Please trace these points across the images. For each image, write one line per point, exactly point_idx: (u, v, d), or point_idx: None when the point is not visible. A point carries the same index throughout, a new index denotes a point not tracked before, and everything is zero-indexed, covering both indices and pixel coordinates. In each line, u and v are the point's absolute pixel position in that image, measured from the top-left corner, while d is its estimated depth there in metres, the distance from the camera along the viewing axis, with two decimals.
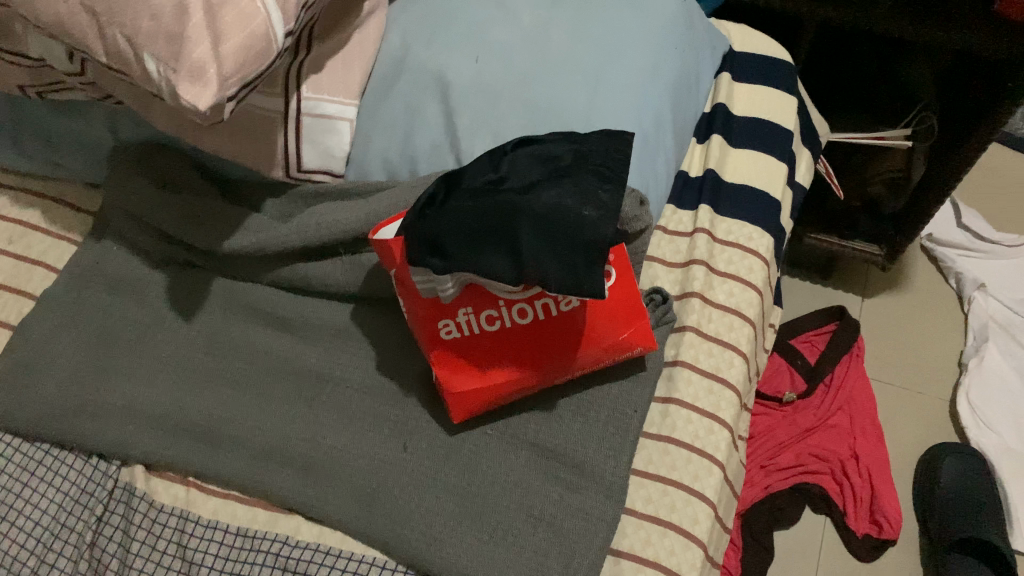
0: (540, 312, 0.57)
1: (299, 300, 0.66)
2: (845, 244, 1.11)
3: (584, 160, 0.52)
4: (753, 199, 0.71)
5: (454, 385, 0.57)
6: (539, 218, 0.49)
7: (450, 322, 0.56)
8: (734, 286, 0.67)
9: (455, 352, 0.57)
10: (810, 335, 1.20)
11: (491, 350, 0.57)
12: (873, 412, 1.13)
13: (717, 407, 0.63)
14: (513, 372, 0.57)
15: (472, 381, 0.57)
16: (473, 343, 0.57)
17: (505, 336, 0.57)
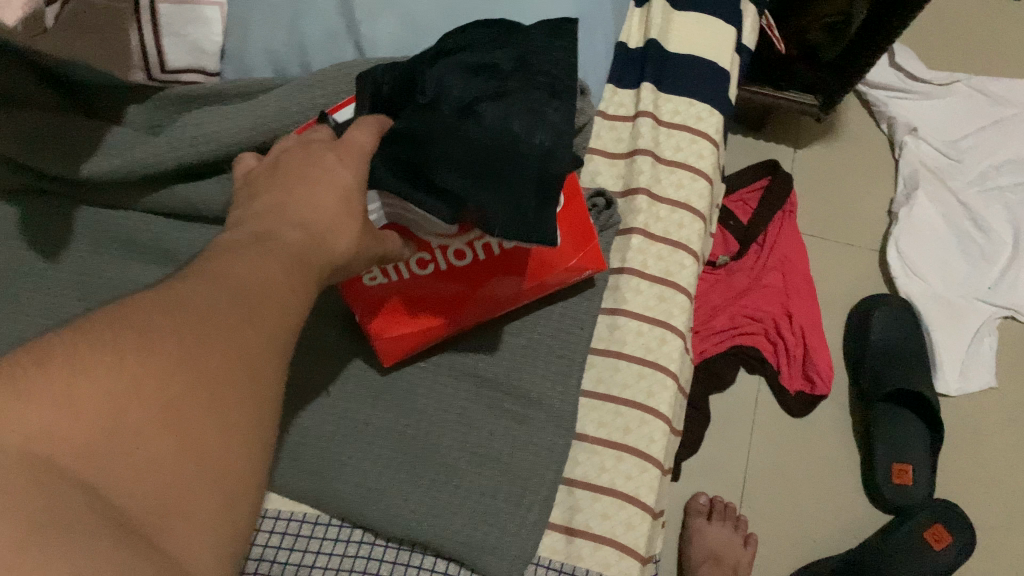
0: (479, 252, 0.53)
1: (185, 227, 0.56)
2: (780, 95, 1.08)
3: (527, 72, 0.44)
4: (700, 73, 0.63)
5: (382, 329, 0.53)
6: (484, 151, 0.42)
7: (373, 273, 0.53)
8: (683, 176, 0.60)
9: (383, 299, 0.53)
10: (742, 195, 1.15)
11: (421, 293, 0.54)
12: (806, 268, 1.11)
13: (669, 315, 0.58)
14: (452, 309, 0.53)
15: (401, 323, 0.53)
16: (401, 288, 0.54)
17: (437, 279, 0.54)
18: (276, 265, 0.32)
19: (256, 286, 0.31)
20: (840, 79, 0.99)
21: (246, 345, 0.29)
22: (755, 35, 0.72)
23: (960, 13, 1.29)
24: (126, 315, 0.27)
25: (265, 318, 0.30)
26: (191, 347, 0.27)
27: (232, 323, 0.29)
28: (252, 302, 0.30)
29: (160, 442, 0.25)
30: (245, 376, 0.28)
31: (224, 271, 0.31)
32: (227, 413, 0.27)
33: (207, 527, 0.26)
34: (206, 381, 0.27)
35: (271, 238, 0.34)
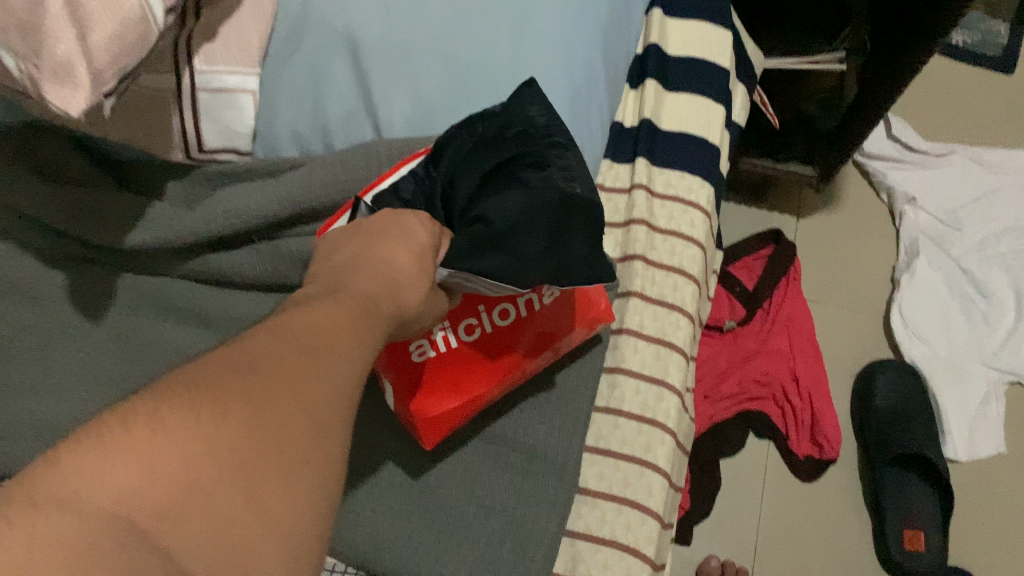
0: (522, 310, 0.57)
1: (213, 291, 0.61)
2: (777, 167, 1.11)
3: (534, 135, 0.50)
4: (689, 148, 0.68)
5: (427, 405, 0.53)
6: (547, 209, 0.48)
7: (417, 347, 0.54)
8: (676, 243, 0.65)
9: (432, 371, 0.54)
10: (747, 260, 1.19)
11: (460, 362, 0.55)
12: (812, 332, 1.14)
13: (665, 372, 0.61)
14: (488, 374, 0.55)
15: (444, 395, 0.53)
16: (449, 359, 0.55)
17: (484, 343, 0.55)
18: (330, 334, 0.35)
19: (316, 357, 0.33)
20: (834, 148, 1.04)
21: (303, 411, 0.31)
22: (745, 112, 0.77)
23: (954, 87, 1.34)
24: (196, 384, 0.30)
25: (321, 385, 0.32)
26: (254, 415, 0.29)
27: (290, 392, 0.31)
28: (310, 369, 0.32)
29: (228, 498, 0.27)
30: (303, 438, 0.30)
31: (283, 342, 0.33)
32: (289, 473, 0.29)
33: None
34: (265, 444, 0.29)
35: (324, 310, 0.36)
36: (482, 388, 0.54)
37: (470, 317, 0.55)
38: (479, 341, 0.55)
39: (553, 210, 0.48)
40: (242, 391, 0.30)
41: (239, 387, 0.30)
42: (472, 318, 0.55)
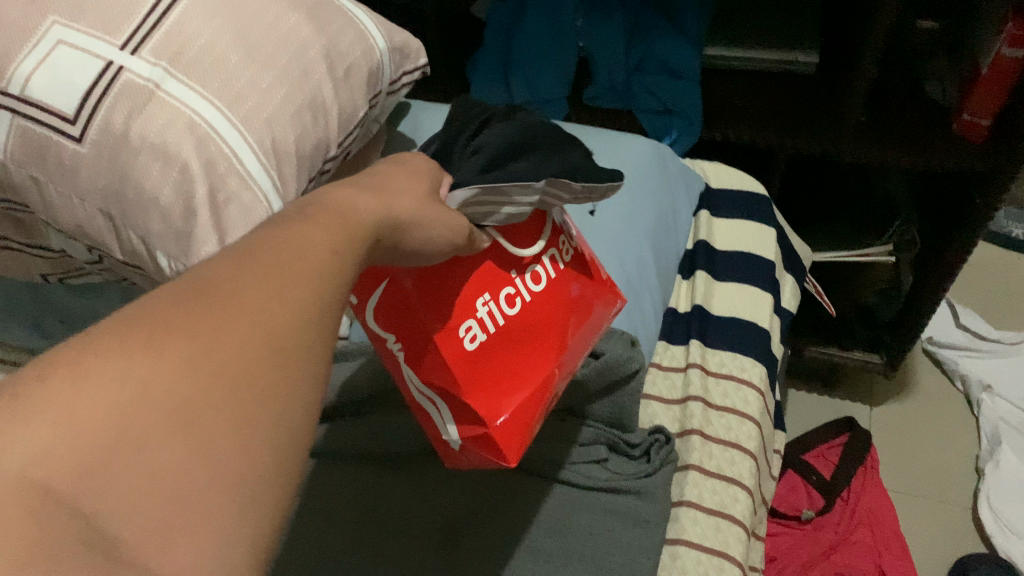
0: (551, 269, 0.51)
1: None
2: (846, 354, 1.11)
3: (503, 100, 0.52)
4: (740, 331, 0.74)
5: (491, 409, 0.47)
6: (541, 131, 0.48)
7: (466, 333, 0.47)
8: (732, 419, 0.69)
9: (478, 359, 0.47)
10: (822, 448, 1.17)
11: (506, 338, 0.48)
12: (896, 527, 1.09)
13: (727, 544, 0.62)
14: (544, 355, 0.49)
15: (502, 390, 0.47)
16: (497, 338, 0.48)
17: (526, 314, 0.49)
18: (317, 249, 0.28)
19: (289, 270, 0.26)
20: (897, 335, 1.06)
21: (270, 337, 0.24)
22: (795, 299, 0.84)
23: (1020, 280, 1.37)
24: (140, 310, 0.23)
25: (295, 306, 0.26)
26: (207, 346, 0.23)
27: (248, 312, 0.24)
28: (279, 287, 0.26)
29: (172, 447, 0.21)
30: (270, 375, 0.24)
31: (251, 255, 0.26)
32: (250, 419, 0.23)
33: (232, 549, 0.21)
34: (219, 385, 0.23)
35: (307, 221, 0.29)
36: (543, 373, 0.49)
37: (506, 285, 0.48)
38: (523, 312, 0.49)
39: (539, 125, 0.48)
40: (195, 316, 0.23)
41: (189, 310, 0.23)
42: (507, 286, 0.48)
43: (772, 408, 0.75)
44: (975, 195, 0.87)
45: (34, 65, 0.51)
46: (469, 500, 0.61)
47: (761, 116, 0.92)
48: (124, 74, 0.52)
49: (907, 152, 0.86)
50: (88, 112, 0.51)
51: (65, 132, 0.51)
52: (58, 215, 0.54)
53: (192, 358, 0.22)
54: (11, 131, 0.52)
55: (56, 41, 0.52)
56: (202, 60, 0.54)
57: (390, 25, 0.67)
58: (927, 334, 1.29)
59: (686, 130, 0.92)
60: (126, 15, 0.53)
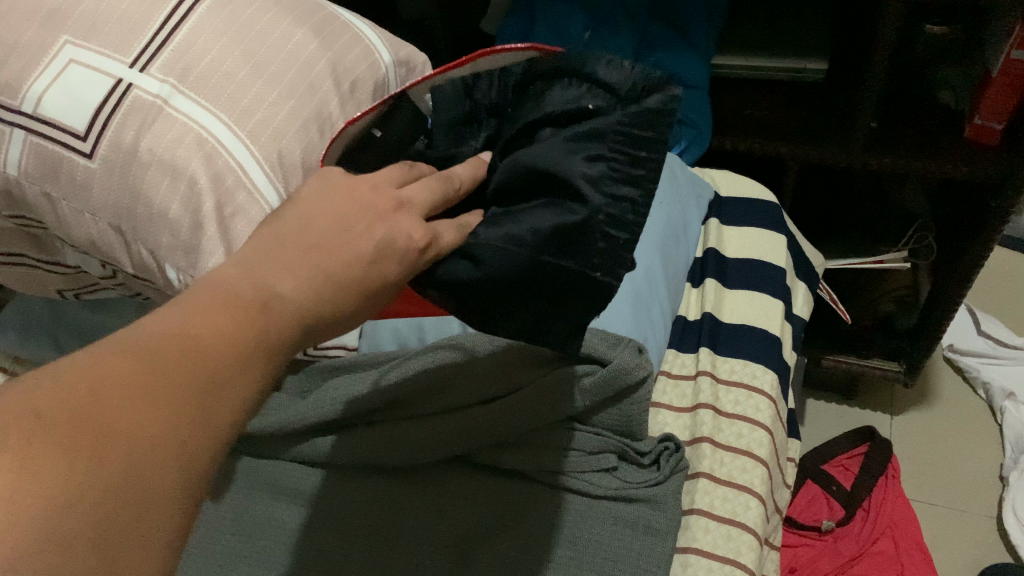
0: None
1: (313, 472, 0.66)
2: (865, 364, 1.08)
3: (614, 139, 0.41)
4: (751, 338, 0.74)
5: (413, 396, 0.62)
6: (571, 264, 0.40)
7: None
8: (743, 426, 0.68)
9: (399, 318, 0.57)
10: (843, 460, 1.15)
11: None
12: (920, 535, 1.06)
13: (738, 552, 0.61)
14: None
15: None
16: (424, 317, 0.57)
17: None
18: (234, 348, 0.33)
19: (206, 381, 0.32)
20: (916, 344, 1.04)
21: (178, 449, 0.30)
22: (807, 306, 0.84)
23: None
24: (78, 412, 0.29)
25: (203, 413, 0.31)
26: (119, 464, 0.28)
27: (164, 428, 0.30)
28: (195, 405, 0.31)
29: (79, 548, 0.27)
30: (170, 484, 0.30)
31: (178, 366, 0.31)
32: (146, 526, 0.29)
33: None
34: (125, 499, 0.28)
35: (234, 318, 0.34)
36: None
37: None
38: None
39: (583, 140, 0.41)
40: (118, 432, 0.29)
41: (117, 421, 0.29)
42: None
43: (784, 415, 0.74)
44: (989, 201, 0.86)
45: (46, 83, 0.53)
46: (481, 513, 0.62)
47: (770, 125, 0.91)
48: (133, 90, 0.53)
49: (919, 157, 0.85)
50: (98, 127, 0.53)
51: (75, 148, 0.53)
52: (71, 231, 0.55)
53: (106, 469, 0.28)
54: (25, 149, 0.54)
55: (67, 59, 0.54)
56: (209, 76, 0.54)
57: (395, 39, 0.67)
58: (948, 342, 1.27)
59: (696, 139, 0.92)
60: (136, 33, 0.55)
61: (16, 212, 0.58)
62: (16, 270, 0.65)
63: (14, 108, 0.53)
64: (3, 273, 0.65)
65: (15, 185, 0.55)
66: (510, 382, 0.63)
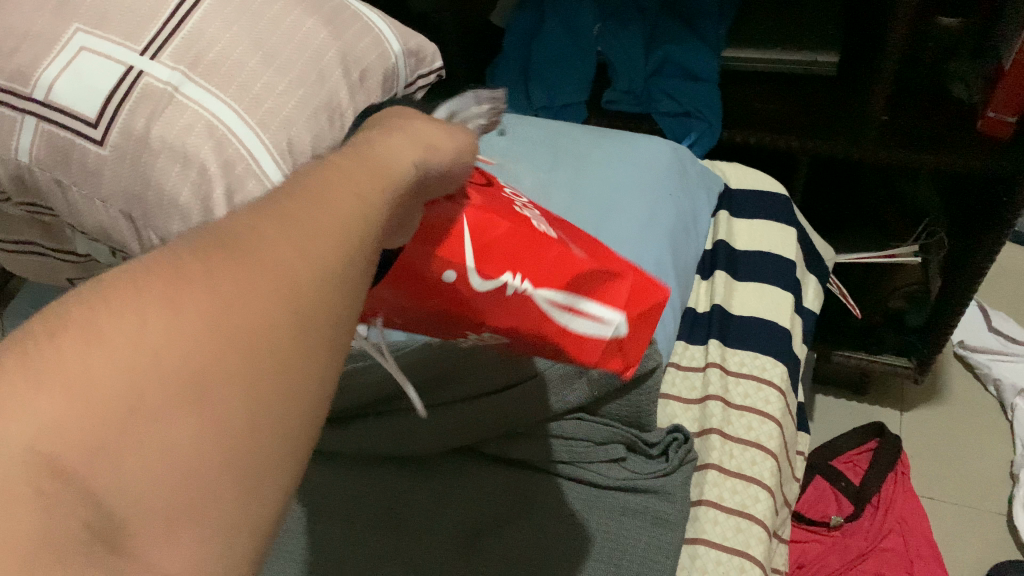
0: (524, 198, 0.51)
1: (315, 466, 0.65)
2: (875, 359, 1.08)
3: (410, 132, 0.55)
4: (761, 330, 0.73)
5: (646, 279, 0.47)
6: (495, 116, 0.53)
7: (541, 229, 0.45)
8: (752, 419, 0.68)
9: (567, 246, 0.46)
10: (851, 455, 1.13)
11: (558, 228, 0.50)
12: (928, 532, 1.05)
13: (747, 544, 0.61)
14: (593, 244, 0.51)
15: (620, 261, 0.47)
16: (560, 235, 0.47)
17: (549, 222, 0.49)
18: (344, 192, 0.27)
19: (315, 219, 0.25)
20: (926, 340, 1.04)
21: (297, 291, 0.24)
22: (817, 300, 0.84)
23: None
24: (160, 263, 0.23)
25: (316, 246, 0.25)
26: (223, 309, 0.22)
27: (272, 269, 0.24)
28: (314, 245, 0.25)
29: (177, 418, 0.20)
30: (296, 333, 0.23)
31: (276, 208, 0.26)
32: (274, 393, 0.22)
33: (250, 529, 0.21)
34: (237, 356, 0.22)
35: (330, 171, 0.28)
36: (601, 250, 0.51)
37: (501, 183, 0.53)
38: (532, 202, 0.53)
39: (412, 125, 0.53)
40: (216, 273, 0.23)
41: (218, 265, 0.23)
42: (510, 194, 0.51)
43: (794, 407, 0.74)
44: (1002, 196, 0.85)
45: (58, 71, 0.53)
46: (491, 504, 0.61)
47: (781, 119, 0.91)
48: (144, 78, 0.53)
49: (932, 151, 0.84)
50: (109, 114, 0.53)
51: (86, 135, 0.53)
52: (82, 218, 0.56)
53: (206, 320, 0.22)
54: (36, 136, 0.54)
55: (79, 48, 0.54)
56: (219, 65, 0.54)
57: (406, 29, 0.67)
58: (958, 338, 1.26)
59: (706, 131, 0.92)
60: (146, 22, 0.55)
61: (28, 200, 0.58)
62: (25, 258, 0.65)
63: (26, 95, 0.53)
64: (15, 261, 0.65)
65: (27, 173, 0.55)
66: (518, 373, 0.63)
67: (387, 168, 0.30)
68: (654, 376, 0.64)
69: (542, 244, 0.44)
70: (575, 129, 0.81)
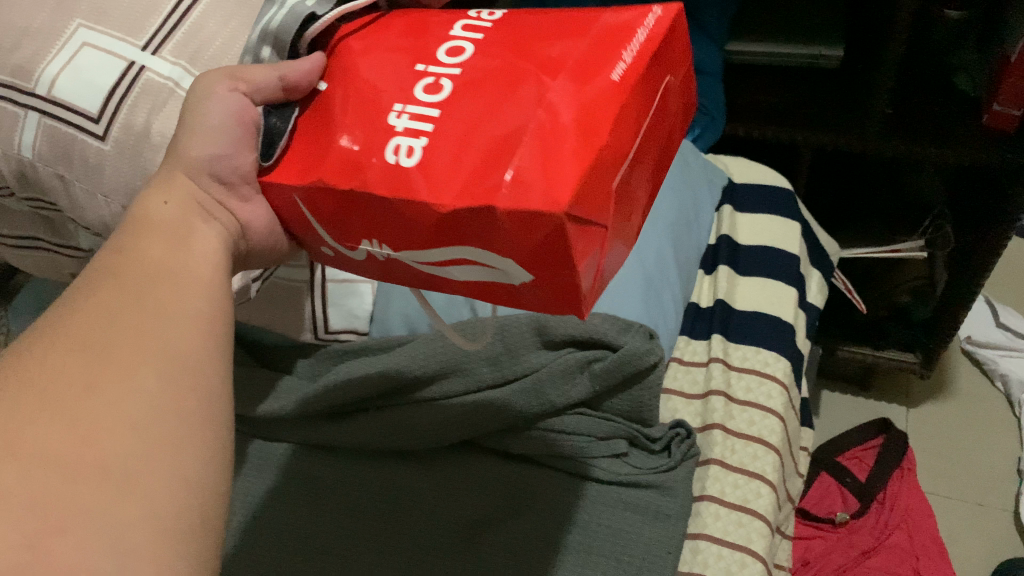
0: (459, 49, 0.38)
1: (316, 459, 0.66)
2: (879, 354, 1.07)
3: None
4: (763, 325, 0.73)
5: (556, 188, 0.30)
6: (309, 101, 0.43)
7: (393, 151, 0.35)
8: (754, 413, 0.67)
9: (436, 158, 0.34)
10: (857, 451, 1.12)
11: (461, 109, 0.35)
12: (934, 529, 1.04)
13: (749, 539, 0.61)
14: (523, 107, 0.33)
15: (515, 166, 0.31)
16: (448, 130, 0.34)
17: (462, 90, 0.36)
18: (128, 281, 0.37)
19: (99, 311, 0.35)
20: (932, 335, 1.03)
21: (89, 357, 0.33)
22: (822, 294, 0.83)
23: None
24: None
25: (101, 325, 0.35)
26: (22, 397, 0.31)
27: (65, 352, 0.33)
28: (108, 325, 0.35)
29: (11, 467, 0.28)
30: (98, 380, 0.32)
31: (82, 312, 0.35)
32: (96, 426, 0.31)
33: (111, 517, 0.29)
34: (48, 409, 0.30)
35: (106, 273, 0.38)
36: (536, 113, 0.32)
37: (436, 40, 0.39)
38: (469, 61, 0.37)
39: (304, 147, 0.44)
40: (25, 375, 0.32)
41: (28, 369, 0.32)
42: (425, 75, 0.37)
43: (796, 402, 0.74)
44: (1008, 190, 0.84)
45: (60, 66, 0.53)
46: (492, 498, 0.62)
47: (785, 113, 0.91)
48: (144, 73, 0.53)
49: (936, 144, 0.84)
50: (110, 109, 0.53)
51: (87, 130, 0.53)
52: (84, 214, 0.56)
53: (10, 409, 0.30)
54: (38, 131, 0.54)
55: (80, 43, 0.53)
56: (218, 60, 0.54)
57: None
58: (966, 334, 1.25)
59: (709, 125, 0.92)
60: (148, 16, 0.55)
61: (30, 194, 0.58)
62: (31, 253, 0.66)
63: (28, 91, 0.53)
64: (20, 257, 0.67)
65: (28, 167, 0.56)
66: (511, 370, 0.63)
67: (167, 245, 0.40)
68: (654, 374, 0.64)
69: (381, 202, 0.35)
70: None
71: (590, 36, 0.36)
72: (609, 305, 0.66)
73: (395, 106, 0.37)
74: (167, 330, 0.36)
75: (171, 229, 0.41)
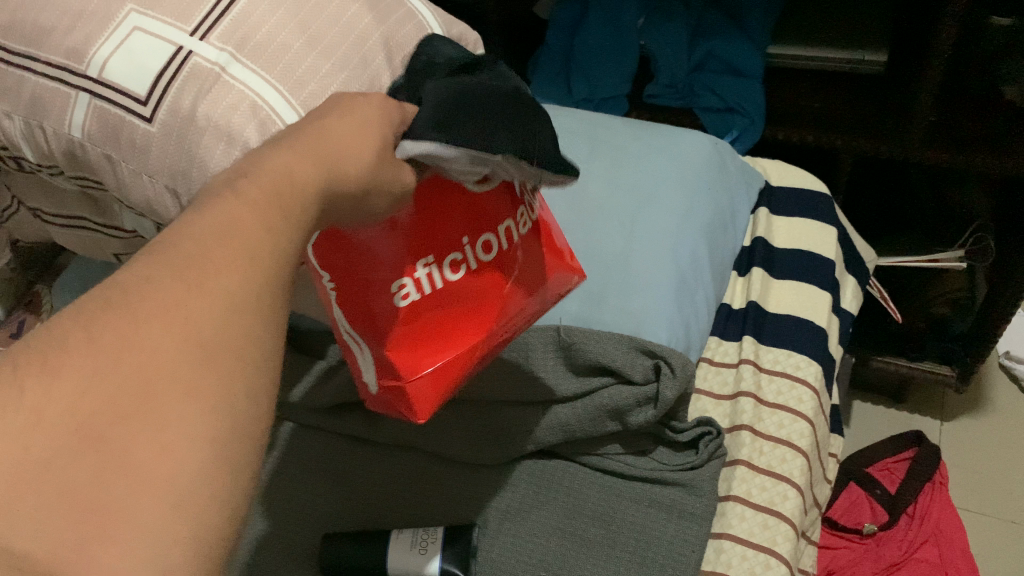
0: (505, 241, 0.49)
1: (344, 448, 0.66)
2: (914, 368, 1.06)
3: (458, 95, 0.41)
4: (796, 328, 0.73)
5: (439, 395, 0.49)
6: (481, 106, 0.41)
7: (399, 292, 0.46)
8: (784, 416, 0.67)
9: (412, 318, 0.47)
10: (888, 462, 1.10)
11: (446, 305, 0.48)
12: (965, 545, 1.03)
13: (774, 542, 0.60)
14: (477, 330, 0.49)
15: (434, 362, 0.48)
16: (438, 301, 0.48)
17: (471, 277, 0.48)
18: (249, 233, 0.28)
19: (215, 267, 0.27)
20: (969, 347, 1.01)
21: (186, 323, 0.25)
22: (857, 301, 0.83)
23: None
24: (54, 328, 0.24)
25: (218, 298, 0.26)
26: (110, 365, 0.24)
27: (165, 304, 0.25)
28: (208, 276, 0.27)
29: (83, 467, 0.22)
30: (190, 362, 0.25)
31: (177, 250, 0.27)
32: (174, 422, 0.24)
33: (169, 552, 0.22)
34: (123, 389, 0.23)
35: (227, 203, 0.29)
36: (473, 340, 0.49)
37: (488, 231, 0.48)
38: (495, 263, 0.49)
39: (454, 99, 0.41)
40: (107, 332, 0.24)
41: (113, 322, 0.25)
42: (460, 246, 0.48)
43: (827, 407, 0.73)
44: None
45: (112, 49, 0.54)
46: (520, 493, 0.62)
47: (827, 118, 0.90)
48: (193, 57, 0.54)
49: (980, 153, 0.82)
50: (159, 91, 0.54)
51: (135, 111, 0.54)
52: (130, 192, 0.58)
53: (94, 380, 0.23)
54: (89, 111, 0.55)
55: (132, 27, 0.55)
56: (265, 47, 0.56)
57: (447, 17, 0.69)
58: (1004, 349, 1.22)
59: (748, 128, 0.91)
60: (198, 2, 0.56)
61: (78, 172, 0.60)
62: (75, 230, 0.68)
63: (81, 72, 0.55)
64: (65, 234, 0.69)
65: (78, 146, 0.57)
66: (539, 375, 0.64)
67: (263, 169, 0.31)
68: (668, 366, 0.63)
69: (364, 298, 0.47)
70: (615, 121, 0.81)
71: (549, 297, 0.53)
72: (640, 303, 0.66)
73: (443, 252, 0.47)
74: (273, 336, 0.28)
75: (300, 171, 0.32)
